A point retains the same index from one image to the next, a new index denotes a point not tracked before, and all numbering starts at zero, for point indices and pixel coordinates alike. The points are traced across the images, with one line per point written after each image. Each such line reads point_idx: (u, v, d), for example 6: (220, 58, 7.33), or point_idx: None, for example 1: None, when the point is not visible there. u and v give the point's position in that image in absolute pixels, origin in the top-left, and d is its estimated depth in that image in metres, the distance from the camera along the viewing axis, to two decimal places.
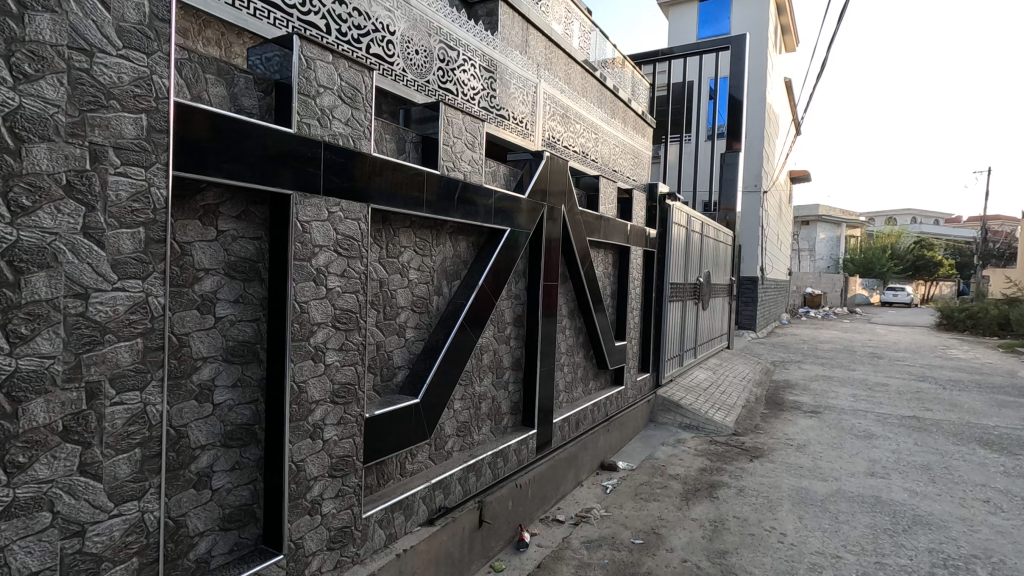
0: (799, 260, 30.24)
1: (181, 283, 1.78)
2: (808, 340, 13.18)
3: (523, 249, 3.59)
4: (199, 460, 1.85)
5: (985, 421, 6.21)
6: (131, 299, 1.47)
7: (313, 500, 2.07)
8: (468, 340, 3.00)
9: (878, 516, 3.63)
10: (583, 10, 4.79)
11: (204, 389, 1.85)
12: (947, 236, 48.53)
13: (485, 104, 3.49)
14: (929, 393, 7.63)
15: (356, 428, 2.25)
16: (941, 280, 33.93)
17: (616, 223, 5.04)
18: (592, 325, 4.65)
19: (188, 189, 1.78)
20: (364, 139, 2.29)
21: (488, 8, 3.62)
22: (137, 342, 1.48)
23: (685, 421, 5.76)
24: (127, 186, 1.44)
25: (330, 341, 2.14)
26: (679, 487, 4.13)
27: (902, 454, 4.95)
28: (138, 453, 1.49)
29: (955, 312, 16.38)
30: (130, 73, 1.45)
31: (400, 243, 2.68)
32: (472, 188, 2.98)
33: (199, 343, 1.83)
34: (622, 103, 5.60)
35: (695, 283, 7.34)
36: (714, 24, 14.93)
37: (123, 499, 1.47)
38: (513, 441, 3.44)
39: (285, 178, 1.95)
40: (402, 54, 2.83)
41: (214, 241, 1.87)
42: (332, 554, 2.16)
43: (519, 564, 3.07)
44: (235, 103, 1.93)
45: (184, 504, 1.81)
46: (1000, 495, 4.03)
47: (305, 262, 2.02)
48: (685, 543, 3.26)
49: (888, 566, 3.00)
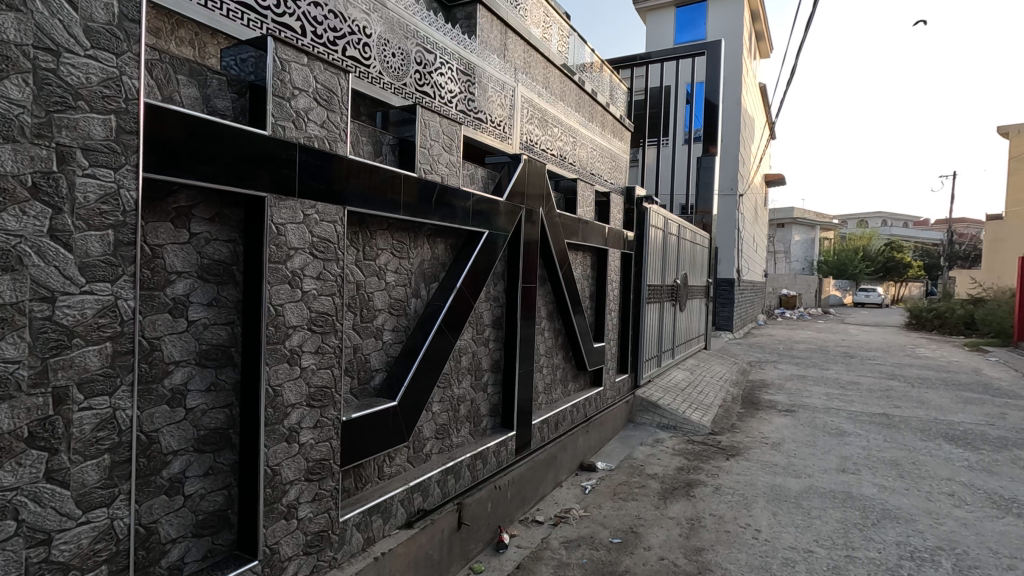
0: (775, 262, 30.76)
1: (153, 286, 1.75)
2: (783, 340, 13.47)
3: (502, 251, 3.60)
4: (171, 465, 1.82)
5: (951, 416, 6.40)
6: (100, 303, 1.44)
7: (289, 504, 2.06)
8: (446, 342, 3.01)
9: (848, 511, 3.73)
10: (561, 15, 4.85)
11: (176, 394, 1.83)
12: (916, 238, 50.14)
13: (463, 107, 3.51)
14: (899, 390, 7.84)
15: (333, 431, 2.25)
16: (911, 281, 34.90)
17: (595, 226, 5.09)
18: (571, 327, 4.68)
19: (159, 190, 1.75)
20: (340, 141, 2.29)
21: (466, 11, 3.64)
22: (105, 346, 1.46)
23: (663, 421, 5.84)
24: (95, 188, 1.42)
25: (306, 344, 2.13)
26: (656, 486, 4.17)
27: (872, 450, 5.09)
28: (107, 459, 1.47)
29: (924, 312, 16.85)
30: (99, 74, 1.43)
31: (378, 245, 2.68)
32: (449, 190, 2.99)
33: (171, 347, 1.81)
34: (600, 106, 5.68)
35: (673, 284, 7.44)
36: (690, 31, 14.99)
37: (91, 507, 1.44)
38: (492, 443, 3.45)
39: (261, 180, 1.94)
40: (379, 56, 2.83)
41: (186, 244, 1.84)
42: (309, 559, 2.15)
43: (499, 564, 3.07)
44: (208, 105, 1.91)
45: (156, 511, 1.78)
46: (965, 489, 4.17)
47: (280, 264, 2.01)
48: (662, 541, 3.30)
49: (859, 560, 3.08)
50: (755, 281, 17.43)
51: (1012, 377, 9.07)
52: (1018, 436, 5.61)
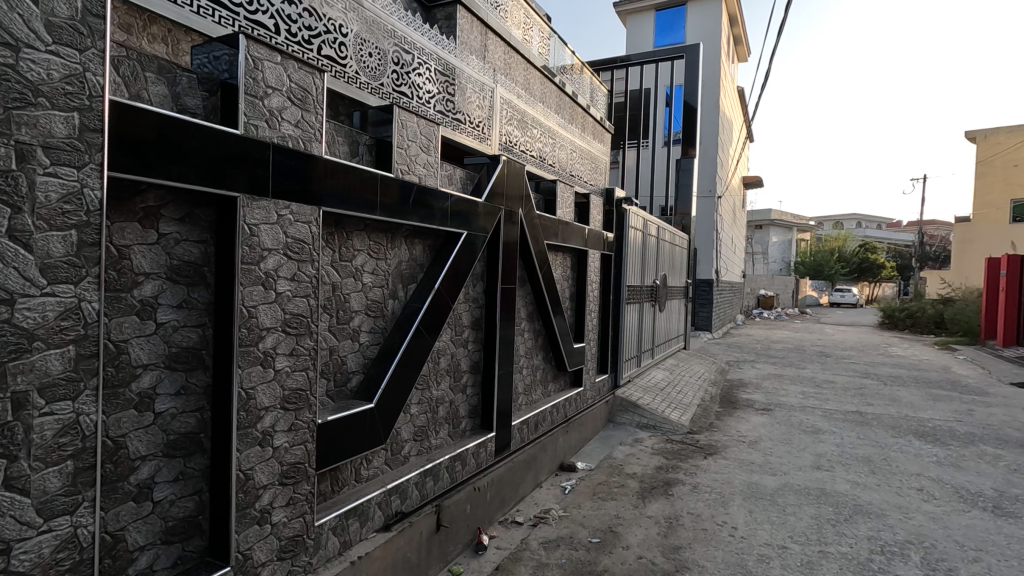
0: (753, 263, 31.21)
1: (119, 287, 1.71)
2: (760, 340, 13.66)
3: (481, 252, 3.59)
4: (139, 471, 1.78)
5: (922, 413, 6.57)
6: (62, 305, 1.40)
7: (262, 509, 2.03)
8: (424, 344, 3.00)
9: (822, 507, 3.80)
10: (541, 17, 4.88)
11: (144, 398, 1.79)
12: (889, 239, 51.31)
13: (441, 108, 3.49)
14: (871, 388, 8.03)
15: (309, 434, 2.22)
16: (885, 282, 35.65)
17: (574, 228, 5.11)
18: (551, 327, 4.69)
19: (127, 190, 1.71)
20: (315, 141, 2.26)
21: (446, 12, 3.62)
22: (68, 349, 1.42)
23: (643, 421, 5.89)
24: (57, 187, 1.39)
25: (280, 347, 2.10)
26: (635, 485, 4.21)
27: (845, 447, 5.19)
28: (70, 466, 1.43)
29: (897, 311, 17.23)
30: (61, 69, 1.40)
31: (354, 246, 2.65)
32: (427, 191, 2.97)
33: (139, 349, 1.76)
34: (580, 108, 5.71)
35: (652, 285, 7.50)
36: (670, 34, 15.11)
37: (54, 514, 1.40)
38: (472, 445, 3.45)
39: (234, 180, 1.91)
40: (355, 55, 2.81)
41: (155, 244, 1.81)
42: (283, 564, 2.12)
43: (478, 566, 3.07)
44: (177, 103, 1.87)
45: (123, 518, 1.74)
46: (933, 483, 4.28)
47: (253, 265, 1.98)
48: (640, 539, 3.33)
49: (832, 555, 3.14)
50: (734, 282, 17.68)
51: (979, 375, 9.34)
52: (985, 432, 5.78)
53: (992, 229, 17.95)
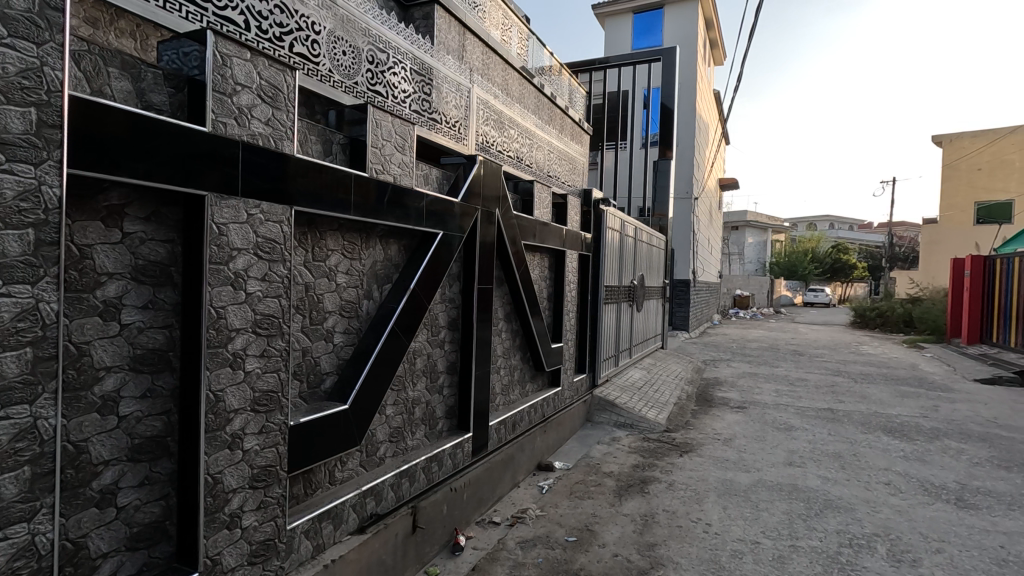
0: (730, 263, 31.71)
1: (81, 288, 1.67)
2: (736, 340, 13.87)
3: (457, 252, 3.58)
4: (102, 477, 1.73)
5: (890, 410, 6.75)
6: (18, 306, 1.36)
7: (232, 513, 1.99)
8: (399, 345, 2.98)
9: (794, 503, 3.88)
10: (520, 18, 4.89)
11: (108, 401, 1.74)
12: (860, 240, 52.59)
13: (417, 108, 3.48)
14: (842, 386, 8.22)
15: (280, 437, 2.19)
16: (857, 282, 36.53)
17: (552, 228, 5.13)
18: (529, 328, 4.71)
19: (89, 188, 1.67)
20: (287, 140, 2.23)
21: (423, 11, 3.61)
22: (25, 351, 1.38)
23: (620, 420, 5.94)
24: (12, 185, 1.35)
25: (250, 348, 2.06)
26: (612, 484, 4.23)
27: (817, 444, 5.31)
28: (27, 472, 1.38)
29: (867, 311, 17.65)
30: (17, 64, 1.36)
31: (327, 246, 2.62)
32: (402, 190, 2.95)
33: (102, 351, 1.72)
34: (558, 109, 5.73)
35: (630, 285, 7.57)
36: (648, 36, 15.27)
37: (9, 522, 1.36)
38: (448, 445, 3.43)
39: (203, 180, 1.88)
40: (329, 54, 2.78)
41: (119, 244, 1.76)
42: (254, 568, 2.09)
43: (454, 567, 3.05)
44: (142, 99, 1.83)
45: (85, 525, 1.69)
46: (899, 477, 4.41)
47: (222, 265, 1.95)
48: (616, 537, 3.35)
49: (801, 549, 3.20)
50: (710, 282, 17.93)
51: (945, 371, 9.64)
52: (948, 427, 5.96)
53: (957, 230, 18.55)
